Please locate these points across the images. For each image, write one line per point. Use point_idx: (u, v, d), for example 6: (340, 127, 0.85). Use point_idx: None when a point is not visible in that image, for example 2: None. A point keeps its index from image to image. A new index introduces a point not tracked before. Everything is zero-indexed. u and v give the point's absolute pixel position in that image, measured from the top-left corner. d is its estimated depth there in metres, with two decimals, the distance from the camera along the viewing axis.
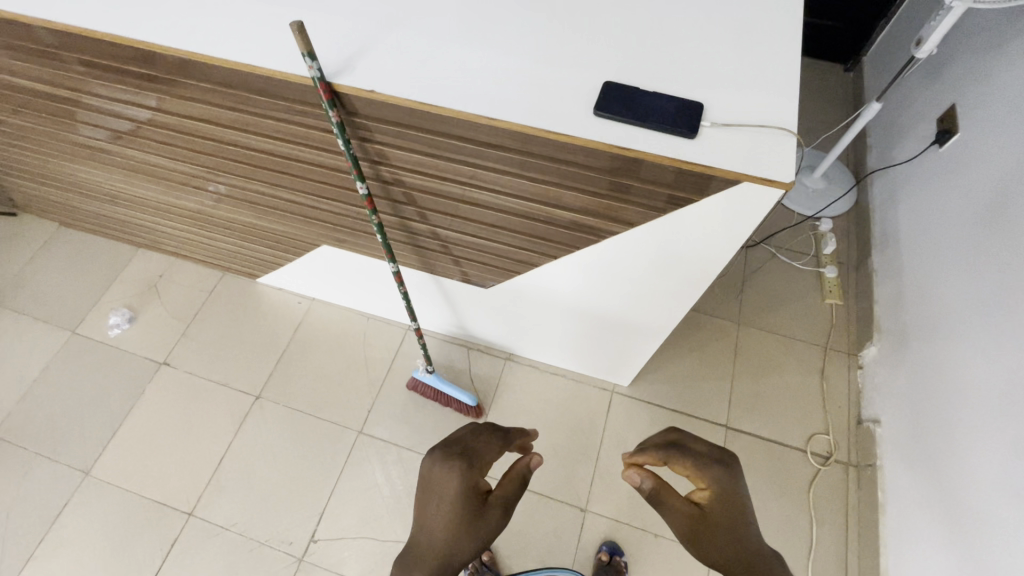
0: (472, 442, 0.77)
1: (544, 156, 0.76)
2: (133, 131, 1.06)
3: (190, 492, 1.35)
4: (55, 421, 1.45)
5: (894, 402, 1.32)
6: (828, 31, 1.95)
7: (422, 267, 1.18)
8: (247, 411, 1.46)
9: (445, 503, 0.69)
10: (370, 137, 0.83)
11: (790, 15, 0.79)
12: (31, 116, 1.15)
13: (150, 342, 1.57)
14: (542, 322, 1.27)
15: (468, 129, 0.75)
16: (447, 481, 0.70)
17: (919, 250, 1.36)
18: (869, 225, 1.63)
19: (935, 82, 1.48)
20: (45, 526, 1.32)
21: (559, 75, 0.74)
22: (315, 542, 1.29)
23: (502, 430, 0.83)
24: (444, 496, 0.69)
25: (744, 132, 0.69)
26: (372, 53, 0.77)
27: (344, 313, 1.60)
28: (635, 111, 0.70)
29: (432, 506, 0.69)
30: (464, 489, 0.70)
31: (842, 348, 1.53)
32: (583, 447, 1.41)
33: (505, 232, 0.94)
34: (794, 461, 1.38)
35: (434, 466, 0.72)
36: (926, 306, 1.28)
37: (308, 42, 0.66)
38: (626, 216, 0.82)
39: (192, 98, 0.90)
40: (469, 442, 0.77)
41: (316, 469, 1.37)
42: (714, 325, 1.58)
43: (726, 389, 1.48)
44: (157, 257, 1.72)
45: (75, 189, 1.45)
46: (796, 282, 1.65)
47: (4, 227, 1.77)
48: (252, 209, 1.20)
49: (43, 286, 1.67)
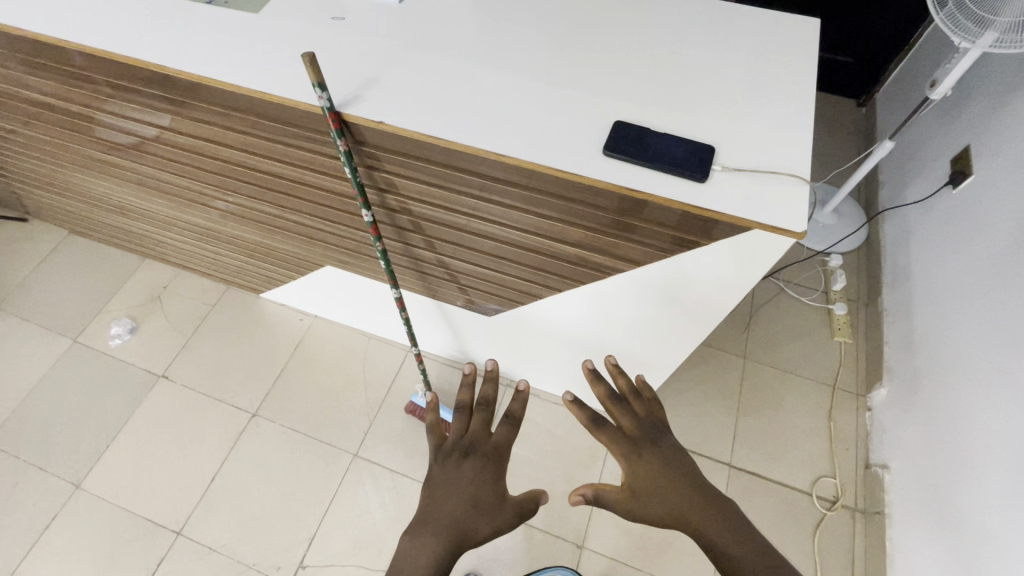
0: (479, 438, 0.70)
1: (550, 193, 0.75)
2: (143, 148, 1.07)
3: (181, 509, 1.33)
4: (50, 431, 1.44)
5: (903, 447, 1.28)
6: (841, 66, 1.95)
7: (425, 292, 1.17)
8: (242, 428, 1.44)
9: (457, 500, 0.64)
10: (378, 166, 0.83)
11: (805, 58, 0.78)
12: (44, 128, 1.16)
13: (151, 353, 1.56)
14: (545, 352, 1.25)
15: (474, 163, 0.74)
16: (458, 478, 0.66)
17: (930, 287, 1.35)
18: (880, 263, 1.61)
19: (950, 122, 1.47)
20: (31, 539, 1.29)
21: (569, 113, 0.74)
22: (305, 567, 1.26)
23: (514, 414, 0.74)
24: (458, 494, 0.64)
25: (755, 178, 0.68)
26: (382, 85, 0.77)
27: (346, 332, 1.59)
28: (645, 152, 0.69)
29: (440, 508, 0.63)
30: (475, 484, 0.65)
31: (851, 388, 1.50)
32: (582, 481, 1.37)
33: (510, 262, 0.93)
34: (801, 504, 1.34)
35: (441, 468, 0.67)
36: (935, 342, 1.27)
37: (320, 72, 0.66)
38: (632, 255, 0.81)
39: (203, 119, 0.91)
40: (476, 437, 0.71)
41: (311, 491, 1.35)
42: (719, 359, 1.55)
43: (731, 425, 1.44)
44: (163, 267, 1.72)
45: (86, 199, 1.46)
46: (805, 318, 1.63)
47: (14, 232, 1.79)
48: (258, 227, 1.20)
49: (47, 292, 1.67)
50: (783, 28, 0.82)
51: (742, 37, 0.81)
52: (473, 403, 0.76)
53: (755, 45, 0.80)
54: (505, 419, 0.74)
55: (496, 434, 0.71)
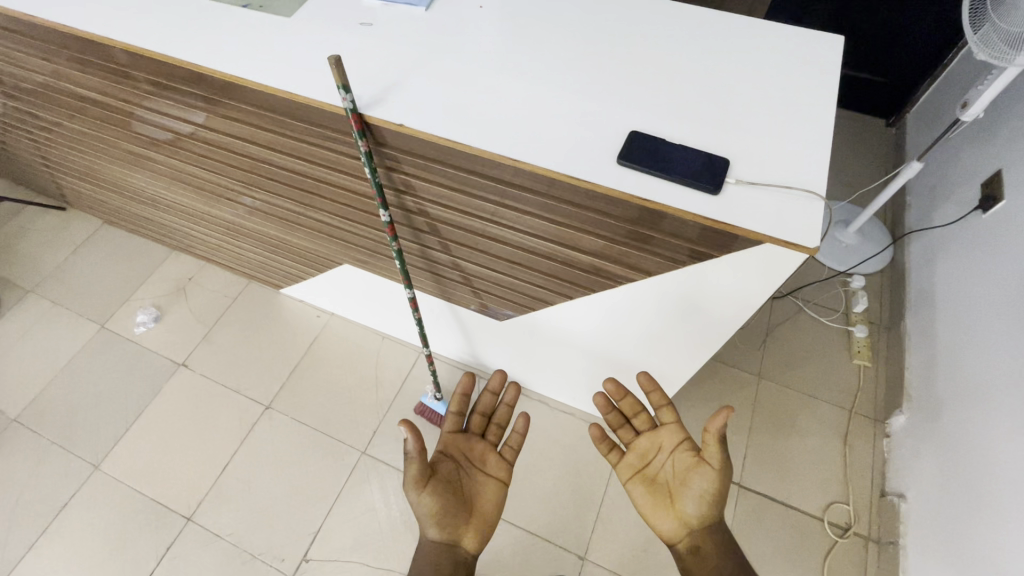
0: (455, 443, 0.98)
1: (566, 201, 0.75)
2: (176, 143, 1.11)
3: (193, 496, 1.36)
4: (74, 412, 1.49)
5: (921, 477, 1.24)
6: (871, 85, 1.92)
7: (438, 293, 1.18)
8: (255, 419, 1.47)
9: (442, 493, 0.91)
10: (397, 167, 0.84)
11: (830, 72, 0.77)
12: (86, 121, 1.21)
13: (173, 342, 1.61)
14: (555, 360, 1.25)
15: (491, 168, 0.76)
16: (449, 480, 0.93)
17: (957, 313, 1.30)
18: (904, 286, 1.57)
19: (982, 144, 1.43)
20: (49, 516, 1.33)
21: (586, 121, 0.74)
22: (308, 561, 1.28)
23: (455, 414, 1.00)
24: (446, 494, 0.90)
25: (769, 192, 0.65)
26: (404, 88, 0.78)
27: (361, 330, 1.61)
28: (659, 161, 0.67)
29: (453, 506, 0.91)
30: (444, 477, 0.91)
31: (868, 413, 1.46)
32: (587, 492, 1.37)
33: (522, 267, 0.94)
34: (810, 529, 1.31)
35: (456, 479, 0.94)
36: (961, 371, 1.22)
37: (344, 75, 0.68)
38: (644, 265, 0.81)
39: (234, 118, 0.94)
40: (456, 445, 0.98)
41: (319, 485, 1.37)
42: (732, 377, 1.53)
43: (742, 444, 1.42)
44: (189, 260, 1.78)
45: (120, 191, 1.52)
46: (823, 339, 1.59)
47: (52, 220, 1.87)
48: (281, 223, 1.23)
49: (79, 279, 1.74)
50: (808, 40, 0.81)
51: (764, 50, 0.80)
52: (476, 421, 1.03)
53: (778, 57, 0.79)
54: (455, 419, 1.00)
55: (453, 438, 0.98)
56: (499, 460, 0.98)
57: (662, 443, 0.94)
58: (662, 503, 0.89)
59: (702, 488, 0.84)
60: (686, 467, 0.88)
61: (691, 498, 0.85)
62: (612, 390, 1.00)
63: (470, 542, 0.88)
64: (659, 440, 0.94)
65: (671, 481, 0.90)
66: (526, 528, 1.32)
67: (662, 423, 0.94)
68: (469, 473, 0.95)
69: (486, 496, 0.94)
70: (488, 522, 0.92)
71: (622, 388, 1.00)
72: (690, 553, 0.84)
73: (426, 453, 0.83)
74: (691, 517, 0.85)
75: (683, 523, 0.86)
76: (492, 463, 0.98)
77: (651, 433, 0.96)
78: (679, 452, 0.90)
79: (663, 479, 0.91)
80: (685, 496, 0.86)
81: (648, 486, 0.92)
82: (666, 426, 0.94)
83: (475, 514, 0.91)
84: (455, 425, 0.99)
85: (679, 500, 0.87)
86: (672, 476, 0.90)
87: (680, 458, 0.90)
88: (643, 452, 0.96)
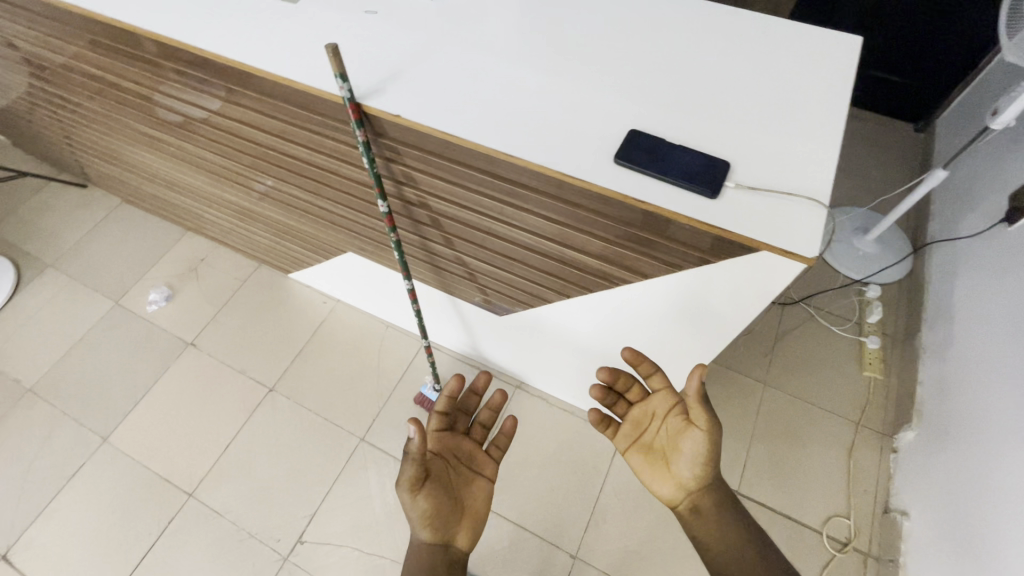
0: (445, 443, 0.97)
1: (562, 200, 0.74)
2: (186, 126, 1.13)
3: (195, 473, 1.39)
4: (87, 384, 1.54)
5: (926, 496, 1.21)
6: (900, 89, 1.86)
7: (439, 286, 1.18)
8: (259, 401, 1.49)
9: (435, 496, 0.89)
10: (397, 158, 0.84)
11: (845, 75, 0.74)
12: (103, 102, 1.24)
13: (183, 321, 1.64)
14: (554, 357, 1.24)
15: (487, 163, 0.74)
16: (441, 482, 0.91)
17: (976, 331, 1.25)
18: (922, 298, 1.52)
19: (1013, 153, 1.36)
20: (59, 484, 1.38)
21: (585, 116, 0.71)
22: (302, 543, 1.30)
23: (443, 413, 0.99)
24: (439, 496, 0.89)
25: (769, 199, 0.62)
26: (404, 79, 0.77)
27: (365, 318, 1.63)
28: (656, 160, 0.64)
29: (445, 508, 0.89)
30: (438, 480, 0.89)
31: (876, 427, 1.42)
32: (582, 490, 1.36)
33: (521, 263, 0.93)
34: (808, 541, 1.28)
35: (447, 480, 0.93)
36: (974, 392, 1.17)
37: (342, 64, 0.67)
38: (641, 268, 0.80)
39: (240, 104, 0.95)
40: (446, 445, 0.97)
41: (317, 468, 1.39)
42: (737, 382, 1.50)
43: (743, 452, 1.40)
44: (202, 241, 1.81)
45: (136, 171, 1.55)
46: (834, 349, 1.55)
47: (74, 197, 1.92)
48: (288, 209, 1.24)
49: (96, 255, 1.78)
50: (824, 41, 0.77)
51: (774, 49, 0.77)
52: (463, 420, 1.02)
53: (791, 57, 0.76)
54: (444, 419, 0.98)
55: (443, 437, 0.97)
56: (486, 458, 0.99)
57: (654, 409, 0.91)
58: (660, 470, 0.86)
59: (694, 450, 0.80)
60: (678, 431, 0.84)
61: (684, 462, 0.82)
62: (608, 378, 0.91)
63: (463, 541, 0.88)
64: (651, 407, 0.91)
65: (666, 447, 0.86)
66: (519, 522, 1.33)
67: (653, 390, 0.90)
68: (459, 473, 0.95)
69: (476, 496, 0.94)
70: (479, 520, 0.92)
71: (616, 372, 0.91)
72: (693, 516, 0.82)
73: (425, 455, 0.83)
74: (688, 480, 0.82)
75: (681, 487, 0.83)
76: (478, 461, 0.99)
77: (643, 401, 0.92)
78: (671, 417, 0.87)
79: (658, 446, 0.88)
80: (679, 460, 0.82)
81: (646, 455, 0.89)
82: (657, 392, 0.90)
83: (467, 514, 0.90)
84: (441, 424, 0.97)
85: (675, 466, 0.83)
86: (666, 442, 0.86)
87: (672, 423, 0.86)
88: (637, 421, 0.93)
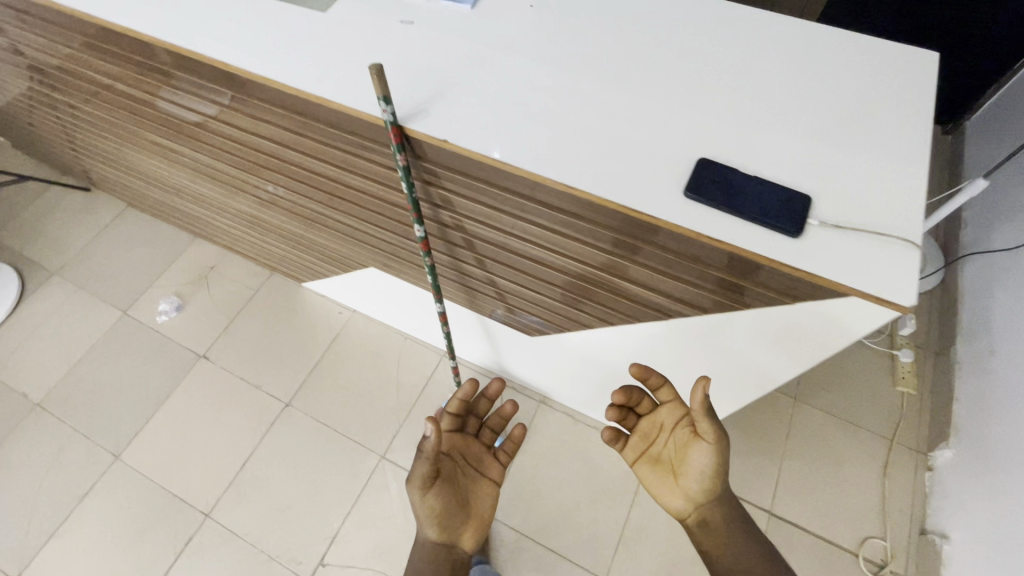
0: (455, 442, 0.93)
1: (618, 231, 0.69)
2: (201, 137, 1.07)
3: (211, 492, 1.35)
4: (97, 398, 1.49)
5: (966, 519, 1.17)
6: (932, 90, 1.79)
7: (468, 305, 1.13)
8: (275, 417, 1.45)
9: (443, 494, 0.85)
10: (436, 182, 0.78)
11: (925, 95, 0.68)
12: (110, 109, 1.18)
13: (194, 333, 1.59)
14: (585, 377, 1.20)
15: (538, 191, 0.69)
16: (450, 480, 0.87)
17: (1014, 348, 1.21)
18: (957, 311, 1.48)
19: None
20: (71, 504, 1.34)
21: (646, 142, 0.66)
22: (325, 565, 1.26)
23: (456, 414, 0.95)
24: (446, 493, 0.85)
25: (855, 240, 0.57)
26: (447, 99, 0.72)
27: (383, 329, 1.58)
28: (732, 195, 0.59)
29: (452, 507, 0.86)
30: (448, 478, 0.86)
31: (910, 445, 1.39)
32: (610, 510, 1.32)
33: (562, 289, 0.88)
34: (843, 564, 1.25)
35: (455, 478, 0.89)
36: (1014, 413, 1.14)
37: (385, 85, 0.62)
38: (699, 301, 0.75)
39: (262, 119, 0.89)
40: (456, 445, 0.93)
41: (338, 488, 1.35)
42: (767, 398, 1.46)
43: (775, 471, 1.36)
44: (211, 248, 1.75)
45: (143, 177, 1.49)
46: (865, 362, 1.52)
47: (77, 201, 1.86)
48: (307, 223, 1.19)
49: (102, 263, 1.73)
50: (899, 55, 0.71)
51: (848, 64, 0.71)
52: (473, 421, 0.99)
53: (866, 74, 0.70)
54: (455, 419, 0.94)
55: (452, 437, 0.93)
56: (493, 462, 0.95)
57: (662, 422, 0.86)
58: (667, 482, 0.83)
59: (703, 464, 0.76)
60: (686, 444, 0.80)
61: (692, 475, 0.78)
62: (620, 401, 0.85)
63: (468, 541, 0.84)
64: (659, 419, 0.86)
65: (673, 459, 0.82)
66: (547, 544, 1.29)
67: (660, 402, 0.86)
68: (467, 473, 0.91)
69: (483, 498, 0.90)
70: (486, 521, 0.88)
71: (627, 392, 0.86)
72: (699, 527, 0.80)
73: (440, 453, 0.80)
74: (695, 492, 0.79)
75: (688, 499, 0.80)
76: (486, 464, 0.94)
77: (651, 412, 0.88)
78: (678, 429, 0.83)
79: (665, 458, 0.84)
80: (686, 473, 0.79)
81: (653, 467, 0.85)
82: (665, 405, 0.85)
83: (474, 514, 0.87)
84: (453, 424, 0.94)
85: (681, 479, 0.80)
86: (674, 453, 0.82)
87: (680, 435, 0.82)
88: (644, 433, 0.88)
